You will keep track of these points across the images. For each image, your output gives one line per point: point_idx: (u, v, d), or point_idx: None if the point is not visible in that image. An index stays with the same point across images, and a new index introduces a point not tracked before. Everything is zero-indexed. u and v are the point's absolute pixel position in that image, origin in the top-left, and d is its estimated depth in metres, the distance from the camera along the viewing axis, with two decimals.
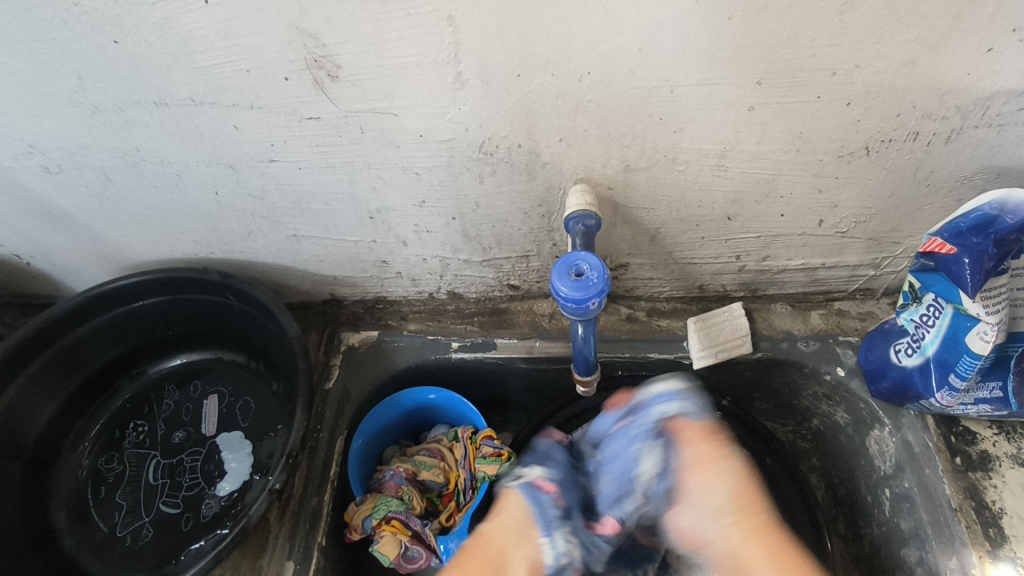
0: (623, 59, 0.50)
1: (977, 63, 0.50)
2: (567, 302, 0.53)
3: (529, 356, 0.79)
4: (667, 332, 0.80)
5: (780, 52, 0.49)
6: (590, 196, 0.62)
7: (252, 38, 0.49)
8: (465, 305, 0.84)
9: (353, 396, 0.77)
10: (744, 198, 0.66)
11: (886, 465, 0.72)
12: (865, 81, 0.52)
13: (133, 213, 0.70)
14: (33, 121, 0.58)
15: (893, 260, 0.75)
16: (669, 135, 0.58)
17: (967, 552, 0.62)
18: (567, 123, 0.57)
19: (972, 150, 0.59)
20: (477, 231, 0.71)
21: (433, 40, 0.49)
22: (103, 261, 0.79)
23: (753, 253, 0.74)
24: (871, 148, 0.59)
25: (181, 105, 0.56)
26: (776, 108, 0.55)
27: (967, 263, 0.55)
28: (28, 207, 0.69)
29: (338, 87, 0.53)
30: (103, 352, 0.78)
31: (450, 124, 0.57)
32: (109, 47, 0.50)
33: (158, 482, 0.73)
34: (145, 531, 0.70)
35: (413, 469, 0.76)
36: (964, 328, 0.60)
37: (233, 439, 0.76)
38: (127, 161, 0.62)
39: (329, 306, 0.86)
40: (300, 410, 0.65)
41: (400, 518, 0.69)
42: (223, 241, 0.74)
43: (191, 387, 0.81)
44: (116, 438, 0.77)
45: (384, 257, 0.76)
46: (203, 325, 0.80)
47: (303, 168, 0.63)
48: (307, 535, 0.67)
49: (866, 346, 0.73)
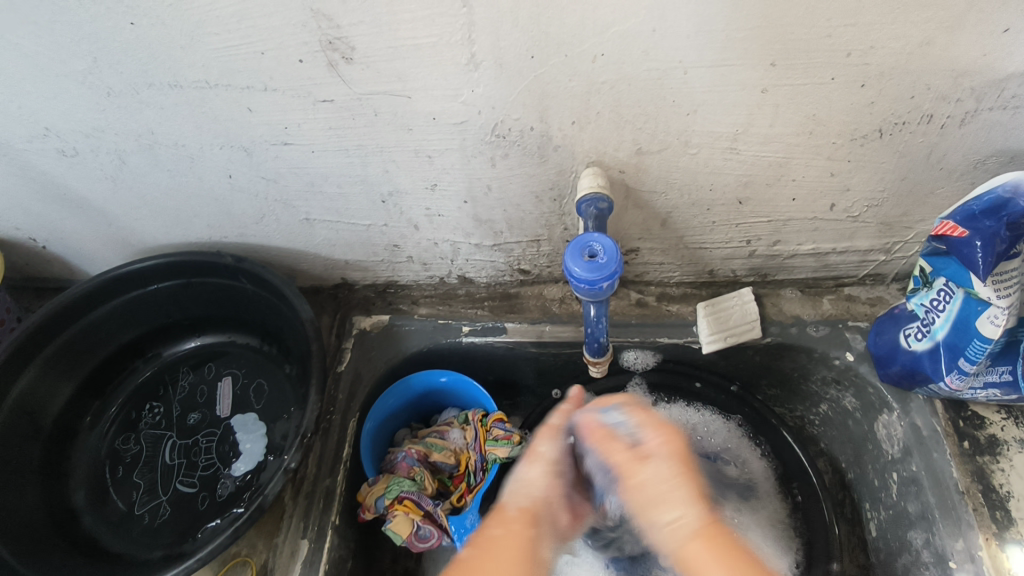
0: (638, 40, 0.50)
1: (993, 44, 0.50)
2: (579, 283, 0.54)
3: (540, 341, 0.79)
4: (677, 317, 0.81)
5: (794, 32, 0.49)
6: (602, 179, 0.63)
7: (265, 20, 0.49)
8: (476, 289, 0.84)
9: (365, 379, 0.78)
10: (755, 182, 0.66)
11: (894, 449, 0.72)
12: (880, 63, 0.52)
13: (147, 197, 0.71)
14: (49, 104, 0.58)
15: (903, 245, 0.75)
16: (682, 117, 0.58)
17: (973, 535, 0.63)
18: (580, 106, 0.57)
19: (986, 133, 0.59)
20: (488, 214, 0.71)
21: (448, 21, 0.49)
22: (118, 245, 0.80)
23: (763, 238, 0.75)
24: (884, 131, 0.59)
25: (195, 87, 0.56)
26: (791, 90, 0.55)
27: (978, 246, 0.55)
28: (44, 190, 0.70)
29: (352, 69, 0.53)
30: (118, 335, 0.79)
31: (463, 106, 0.57)
32: (126, 29, 0.51)
33: (174, 462, 0.75)
34: (162, 510, 0.71)
35: (425, 450, 0.77)
36: (975, 312, 0.60)
37: (247, 421, 0.77)
38: (141, 144, 0.63)
39: (341, 290, 0.87)
40: (315, 392, 0.66)
41: (412, 498, 0.70)
42: (236, 225, 0.75)
43: (206, 369, 0.82)
44: (132, 420, 0.79)
45: (396, 242, 0.77)
46: (216, 309, 0.81)
47: (317, 151, 0.63)
48: (321, 515, 0.68)
49: (875, 331, 0.74)
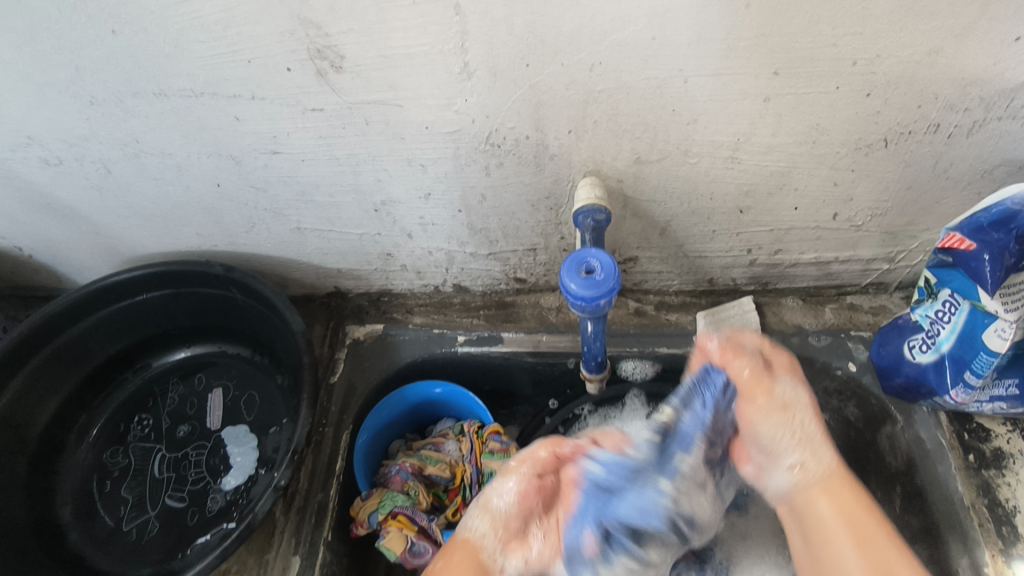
0: (637, 49, 0.49)
1: (1004, 53, 0.48)
2: (576, 299, 0.52)
3: (536, 350, 0.78)
4: (676, 327, 0.79)
5: (799, 41, 0.48)
6: (600, 189, 0.61)
7: (251, 28, 0.48)
8: (471, 298, 0.83)
9: (358, 390, 0.76)
10: (757, 191, 0.64)
11: (898, 461, 0.70)
12: (887, 71, 0.51)
13: (134, 205, 0.69)
14: (30, 113, 0.57)
15: (907, 254, 0.73)
16: (682, 126, 0.56)
17: (979, 550, 0.62)
18: (577, 115, 0.55)
19: (995, 143, 0.57)
20: (483, 223, 0.70)
21: (440, 30, 0.47)
22: (106, 254, 0.78)
23: (764, 247, 0.73)
24: (890, 140, 0.58)
25: (181, 96, 0.54)
26: (794, 99, 0.53)
27: (987, 259, 0.53)
28: (28, 199, 0.68)
29: (342, 78, 0.52)
30: (106, 346, 0.77)
31: (457, 115, 0.55)
32: (107, 37, 0.49)
33: (164, 476, 0.73)
34: (151, 525, 0.70)
35: (419, 464, 0.75)
36: (982, 325, 0.59)
37: (238, 433, 0.75)
38: (127, 153, 0.61)
39: (333, 298, 0.85)
40: (306, 406, 0.65)
41: (406, 514, 0.69)
42: (225, 234, 0.73)
43: (196, 379, 0.81)
44: (120, 432, 0.77)
45: (389, 251, 0.75)
46: (206, 319, 0.80)
47: (307, 160, 0.61)
48: (313, 531, 0.67)
49: (878, 341, 0.72)
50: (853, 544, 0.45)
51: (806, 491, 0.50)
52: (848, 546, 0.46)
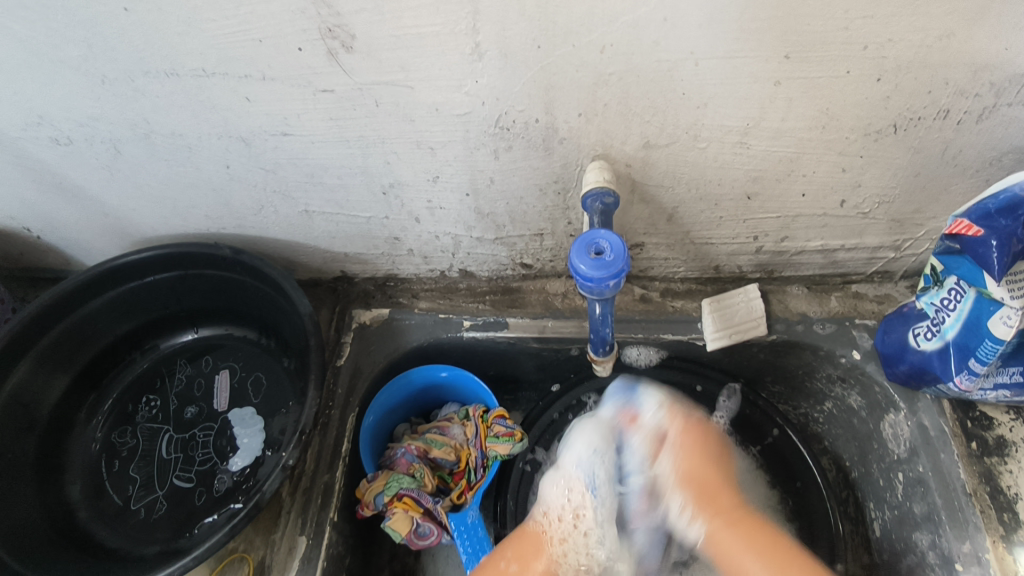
0: (648, 31, 0.48)
1: (1016, 38, 0.48)
2: (585, 280, 0.53)
3: (542, 336, 0.78)
4: (682, 314, 0.79)
5: (810, 24, 0.48)
6: (609, 172, 0.61)
7: (264, 7, 0.48)
8: (477, 284, 0.83)
9: (365, 373, 0.77)
10: (764, 177, 0.64)
11: (900, 449, 0.72)
12: (898, 55, 0.50)
13: (142, 186, 0.69)
14: (41, 92, 0.57)
15: (914, 243, 0.73)
16: (691, 110, 0.56)
17: (980, 537, 0.62)
18: (586, 98, 0.55)
19: (1004, 129, 0.57)
20: (491, 208, 0.70)
21: (451, 10, 0.47)
22: (114, 236, 0.78)
23: (771, 234, 0.73)
24: (899, 126, 0.58)
25: (192, 76, 0.54)
26: (804, 83, 0.53)
27: (994, 245, 0.53)
28: (38, 179, 0.68)
29: (352, 58, 0.52)
30: (114, 327, 0.78)
31: (467, 97, 0.55)
32: (119, 14, 0.49)
33: (171, 456, 0.74)
34: (159, 504, 0.70)
35: (425, 447, 0.76)
36: (987, 312, 0.59)
37: (245, 415, 0.76)
38: (136, 133, 0.61)
39: (340, 282, 0.85)
40: (313, 387, 0.65)
41: (412, 495, 0.69)
42: (233, 216, 0.73)
43: (203, 361, 0.81)
44: (129, 413, 0.78)
45: (396, 234, 0.75)
46: (213, 301, 0.80)
47: (317, 142, 0.61)
48: (319, 511, 0.67)
49: (883, 329, 0.72)
50: (754, 555, 0.50)
51: (714, 534, 0.53)
52: (751, 556, 0.50)
